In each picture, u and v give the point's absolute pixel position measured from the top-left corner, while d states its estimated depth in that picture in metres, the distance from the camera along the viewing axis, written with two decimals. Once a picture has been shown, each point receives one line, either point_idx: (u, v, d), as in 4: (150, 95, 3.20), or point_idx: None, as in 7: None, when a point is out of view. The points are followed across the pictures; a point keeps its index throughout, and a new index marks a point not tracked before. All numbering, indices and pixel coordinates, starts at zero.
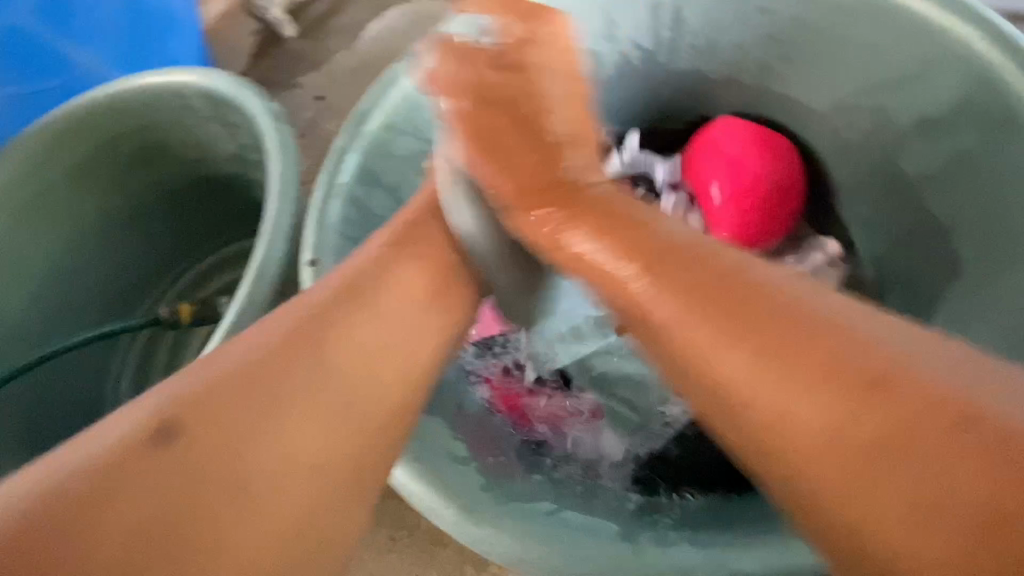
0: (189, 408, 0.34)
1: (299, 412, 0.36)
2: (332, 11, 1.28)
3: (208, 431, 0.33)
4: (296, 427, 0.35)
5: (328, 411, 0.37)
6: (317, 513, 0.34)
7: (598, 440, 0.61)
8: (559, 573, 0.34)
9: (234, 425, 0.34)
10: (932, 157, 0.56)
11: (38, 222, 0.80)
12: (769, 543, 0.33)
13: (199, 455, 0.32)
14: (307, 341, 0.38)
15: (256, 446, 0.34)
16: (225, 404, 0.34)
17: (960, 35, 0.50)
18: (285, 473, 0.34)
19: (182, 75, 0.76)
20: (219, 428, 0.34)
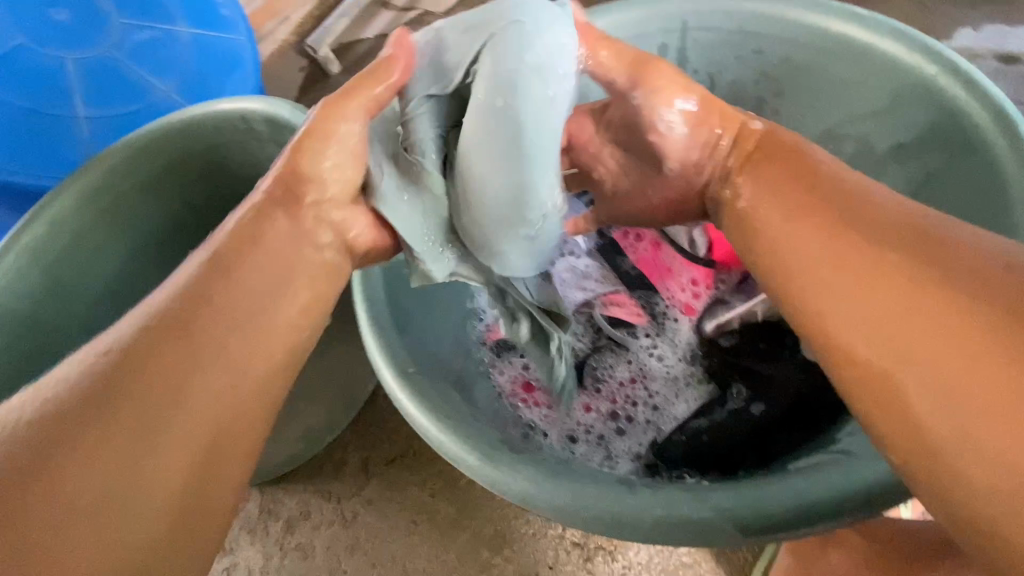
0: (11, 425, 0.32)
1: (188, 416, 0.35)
2: (375, 50, 1.42)
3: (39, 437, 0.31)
4: (188, 422, 0.35)
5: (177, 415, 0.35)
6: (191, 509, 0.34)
7: (605, 431, 0.67)
8: (567, 509, 0.40)
9: (72, 418, 0.32)
10: (907, 178, 0.64)
11: (113, 225, 0.92)
12: (746, 487, 0.39)
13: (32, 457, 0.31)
14: (159, 329, 0.36)
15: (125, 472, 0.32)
16: (74, 401, 0.33)
17: (929, 72, 0.59)
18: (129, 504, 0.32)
19: (247, 102, 0.87)
20: (62, 420, 0.32)
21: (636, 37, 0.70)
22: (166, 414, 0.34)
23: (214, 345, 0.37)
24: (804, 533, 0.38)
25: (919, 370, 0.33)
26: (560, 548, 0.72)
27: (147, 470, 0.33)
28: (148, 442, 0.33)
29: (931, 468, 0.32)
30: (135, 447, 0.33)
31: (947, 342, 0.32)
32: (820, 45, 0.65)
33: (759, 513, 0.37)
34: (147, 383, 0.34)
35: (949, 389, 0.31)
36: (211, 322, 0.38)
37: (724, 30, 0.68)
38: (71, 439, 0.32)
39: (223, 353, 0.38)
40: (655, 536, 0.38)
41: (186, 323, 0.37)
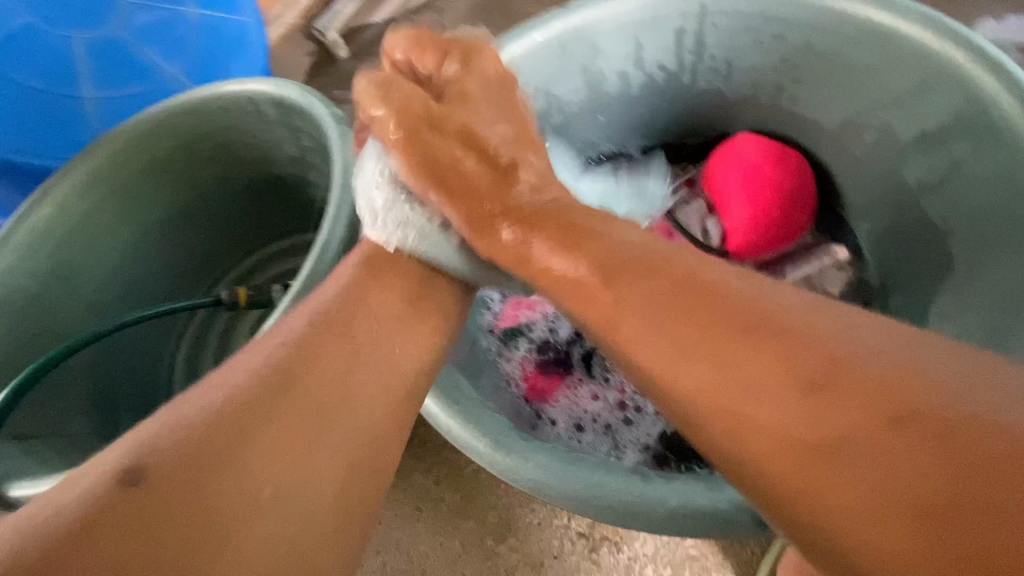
0: (156, 453, 0.37)
1: (308, 438, 0.42)
2: (382, 34, 1.40)
3: (183, 458, 0.37)
4: (319, 448, 0.41)
5: (314, 427, 0.42)
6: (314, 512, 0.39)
7: (614, 421, 0.67)
8: (579, 497, 0.39)
9: (208, 446, 0.38)
10: (929, 168, 0.62)
11: (120, 207, 0.91)
12: (762, 479, 0.38)
13: (178, 474, 0.36)
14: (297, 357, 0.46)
15: (254, 480, 0.38)
16: (205, 435, 0.38)
17: (954, 60, 0.56)
18: (268, 510, 0.37)
19: (255, 83, 0.85)
20: (198, 451, 0.37)
21: (653, 20, 0.69)
22: (293, 441, 0.41)
23: (337, 358, 0.48)
24: None
25: (838, 511, 0.32)
26: (565, 537, 0.71)
27: (278, 481, 0.38)
28: (276, 453, 0.39)
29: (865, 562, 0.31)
30: (263, 463, 0.39)
31: (867, 479, 0.32)
32: (841, 30, 0.63)
33: (776, 506, 0.37)
34: (281, 407, 0.42)
35: (873, 510, 0.31)
36: (339, 342, 0.49)
37: (744, 13, 0.66)
38: (207, 458, 0.37)
39: (342, 381, 0.46)
40: (668, 527, 0.38)
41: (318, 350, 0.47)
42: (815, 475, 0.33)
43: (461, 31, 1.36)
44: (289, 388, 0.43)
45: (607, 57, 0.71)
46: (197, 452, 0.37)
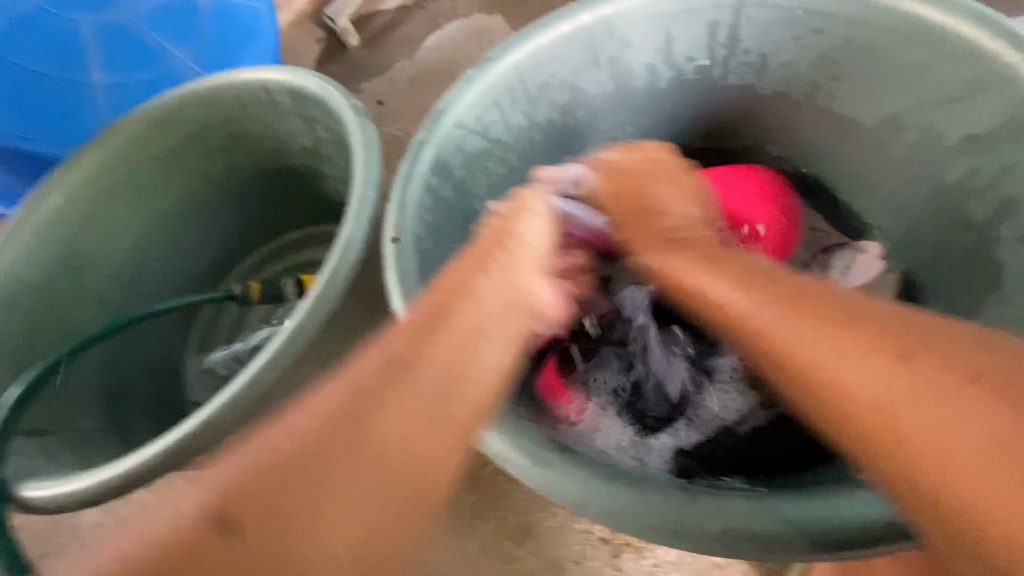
0: (228, 488, 0.39)
1: (363, 452, 0.41)
2: (393, 24, 1.38)
3: (241, 496, 0.38)
4: (365, 469, 0.40)
5: (377, 467, 0.41)
6: (378, 521, 0.40)
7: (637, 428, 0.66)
8: (624, 516, 0.38)
9: (267, 483, 0.39)
10: (978, 170, 0.60)
11: (133, 197, 0.89)
12: (816, 499, 0.37)
13: (291, 486, 0.39)
14: (353, 399, 0.42)
15: (310, 495, 0.39)
16: (255, 470, 0.39)
17: (1010, 58, 0.54)
18: (314, 514, 0.39)
19: (271, 72, 0.83)
20: (287, 468, 0.39)
21: (686, 12, 0.66)
22: (360, 467, 0.40)
23: (408, 422, 0.43)
24: (877, 551, 0.36)
25: (932, 447, 0.33)
26: (587, 543, 0.70)
27: (299, 523, 0.38)
28: (377, 445, 0.41)
29: (956, 526, 0.31)
30: (331, 505, 0.39)
31: (943, 407, 0.33)
32: (886, 25, 0.60)
33: (831, 528, 0.36)
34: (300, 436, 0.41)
35: (979, 450, 0.31)
36: (458, 363, 0.46)
37: (781, 7, 0.64)
38: (292, 477, 0.39)
39: (388, 415, 0.42)
40: (720, 548, 0.36)
41: (378, 389, 0.43)
42: (890, 416, 0.35)
43: (474, 19, 1.34)
44: (365, 415, 0.42)
45: (637, 50, 0.69)
46: (295, 468, 0.39)
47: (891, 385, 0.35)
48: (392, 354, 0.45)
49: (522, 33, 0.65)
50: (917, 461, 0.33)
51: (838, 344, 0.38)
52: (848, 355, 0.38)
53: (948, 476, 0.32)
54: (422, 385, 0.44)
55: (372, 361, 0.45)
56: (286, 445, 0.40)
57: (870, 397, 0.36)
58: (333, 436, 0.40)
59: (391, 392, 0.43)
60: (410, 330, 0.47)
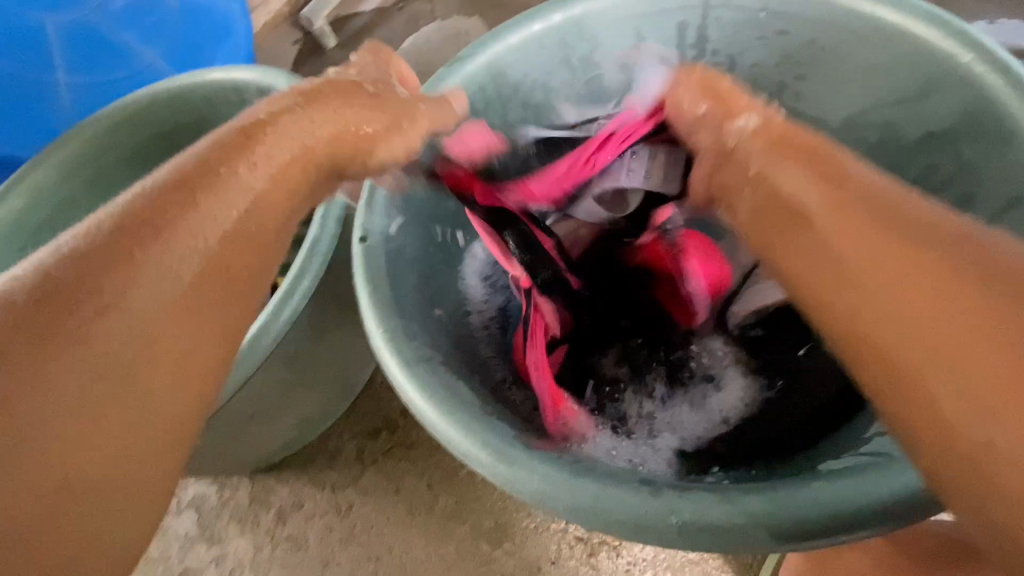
0: (16, 295, 0.33)
1: (150, 268, 0.36)
2: (372, 25, 1.37)
3: (30, 317, 0.32)
4: (155, 289, 0.36)
5: (187, 315, 0.36)
6: (178, 396, 0.35)
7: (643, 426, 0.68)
8: (586, 510, 0.38)
9: (34, 328, 0.32)
10: (937, 166, 0.61)
11: (99, 199, 0.87)
12: (778, 490, 0.36)
13: (57, 303, 0.33)
14: (129, 221, 0.37)
15: (68, 357, 0.32)
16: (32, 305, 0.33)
17: (963, 59, 0.56)
18: (82, 381, 0.32)
19: (240, 71, 0.82)
20: (50, 299, 0.33)
21: (654, 13, 0.67)
22: (174, 317, 0.36)
23: (177, 241, 0.37)
24: (839, 541, 0.35)
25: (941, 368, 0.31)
26: (563, 542, 0.70)
27: (106, 387, 0.32)
28: (169, 295, 0.36)
29: (970, 479, 0.30)
30: (114, 310, 0.34)
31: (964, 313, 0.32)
32: (847, 26, 0.62)
33: (793, 519, 0.35)
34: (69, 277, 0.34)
35: (982, 377, 0.30)
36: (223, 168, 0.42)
37: (747, 8, 0.65)
38: (64, 307, 0.33)
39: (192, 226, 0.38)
40: (681, 542, 0.36)
41: (157, 217, 0.38)
42: (893, 336, 0.34)
43: (453, 21, 1.33)
44: (151, 223, 0.37)
45: (607, 50, 0.70)
46: (71, 293, 0.34)
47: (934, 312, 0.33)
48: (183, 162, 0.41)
49: (491, 34, 0.66)
50: (908, 382, 0.32)
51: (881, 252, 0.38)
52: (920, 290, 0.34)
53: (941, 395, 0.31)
54: (211, 199, 0.40)
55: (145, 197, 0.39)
56: (54, 267, 0.34)
57: (884, 314, 0.35)
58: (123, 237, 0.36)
59: (173, 210, 0.38)
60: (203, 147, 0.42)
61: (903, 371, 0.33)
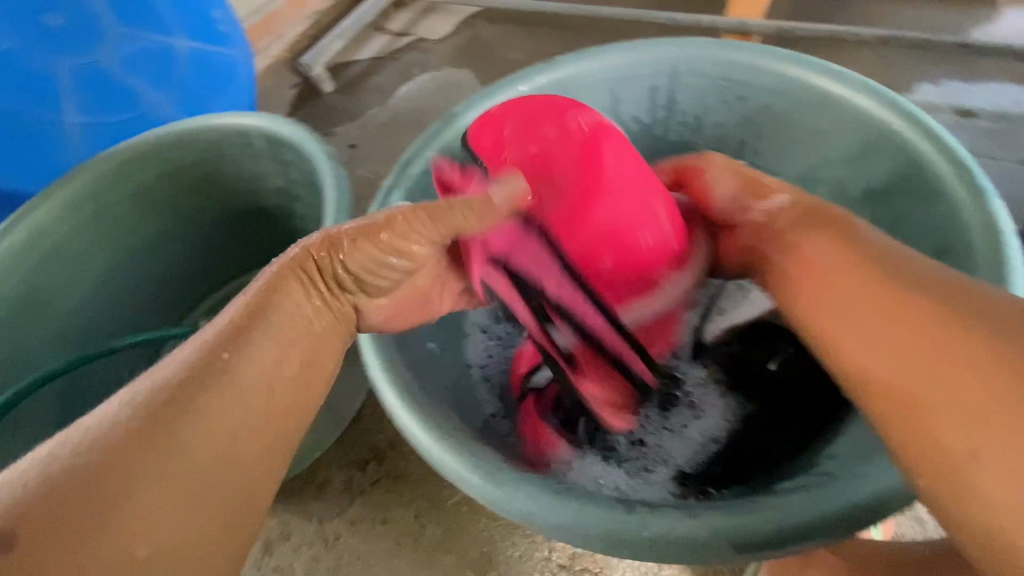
0: (45, 486, 0.33)
1: (178, 447, 0.37)
2: (368, 73, 1.46)
3: (67, 491, 0.33)
4: (165, 469, 0.36)
5: (190, 472, 0.37)
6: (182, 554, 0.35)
7: (639, 445, 0.68)
8: (566, 528, 0.42)
9: (96, 478, 0.34)
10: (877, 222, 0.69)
11: (101, 234, 0.90)
12: (737, 507, 0.41)
13: (73, 492, 0.33)
14: (180, 386, 0.39)
15: (123, 502, 0.34)
16: (81, 467, 0.34)
17: (896, 125, 0.64)
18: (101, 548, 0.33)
19: (247, 117, 0.88)
20: (85, 480, 0.34)
21: (628, 78, 0.75)
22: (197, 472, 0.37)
23: (215, 403, 0.39)
24: (793, 552, 0.40)
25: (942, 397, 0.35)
26: (546, 570, 0.72)
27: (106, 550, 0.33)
28: (183, 457, 0.37)
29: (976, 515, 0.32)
30: (147, 485, 0.35)
31: (953, 358, 0.35)
32: (796, 95, 0.71)
33: (751, 533, 0.39)
34: (105, 449, 0.35)
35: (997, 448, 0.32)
36: (260, 341, 0.43)
37: (710, 77, 0.74)
38: (93, 480, 0.34)
39: (234, 401, 0.40)
40: (652, 553, 0.40)
41: (193, 385, 0.39)
42: (904, 388, 0.37)
43: (445, 71, 1.43)
44: (192, 397, 0.39)
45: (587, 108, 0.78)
46: (105, 463, 0.35)
47: (973, 389, 0.34)
48: (229, 332, 0.43)
49: (481, 93, 0.73)
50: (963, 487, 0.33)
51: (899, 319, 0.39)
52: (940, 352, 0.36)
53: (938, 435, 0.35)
54: (258, 360, 0.42)
55: (191, 353, 0.41)
56: (92, 441, 0.36)
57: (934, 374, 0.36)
58: (154, 419, 0.37)
59: (204, 382, 0.40)
60: (244, 305, 0.44)
61: (908, 392, 0.36)
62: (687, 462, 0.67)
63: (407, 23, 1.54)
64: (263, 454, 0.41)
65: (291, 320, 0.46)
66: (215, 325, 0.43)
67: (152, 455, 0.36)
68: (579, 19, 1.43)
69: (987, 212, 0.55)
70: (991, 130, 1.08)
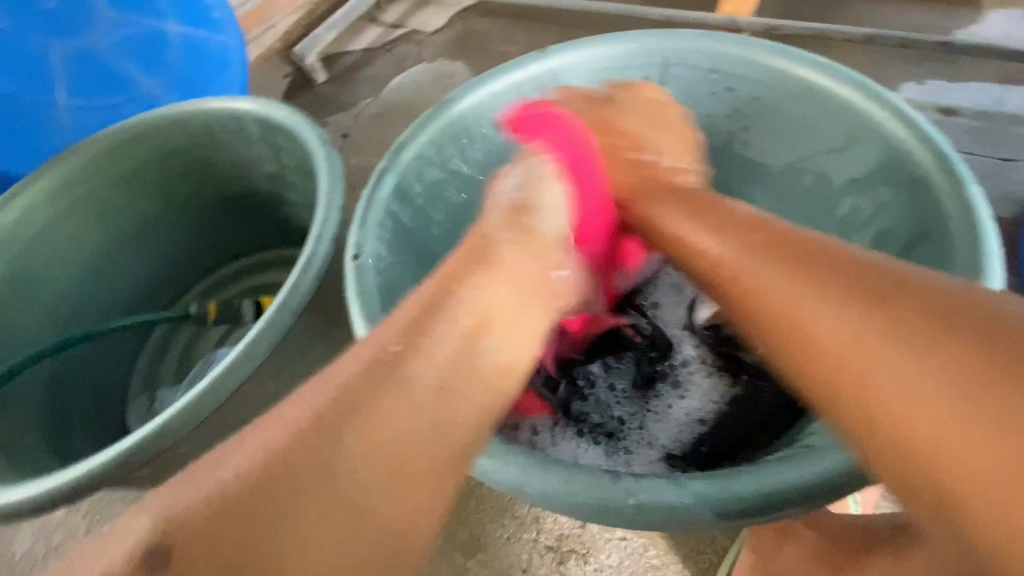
0: (197, 518, 0.33)
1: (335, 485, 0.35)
2: (361, 64, 1.46)
3: (216, 530, 0.32)
4: (326, 505, 0.34)
5: (346, 510, 0.35)
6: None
7: (624, 425, 0.73)
8: (554, 496, 0.42)
9: (244, 516, 0.33)
10: (861, 210, 0.71)
11: (90, 217, 0.90)
12: (720, 475, 0.42)
13: (221, 533, 0.32)
14: (334, 410, 0.37)
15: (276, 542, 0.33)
16: (231, 502, 0.33)
17: (879, 116, 0.66)
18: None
19: (240, 101, 0.87)
20: (236, 514, 0.33)
21: (620, 68, 0.77)
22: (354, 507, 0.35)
23: (380, 429, 0.38)
24: (773, 518, 0.41)
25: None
26: (534, 551, 0.73)
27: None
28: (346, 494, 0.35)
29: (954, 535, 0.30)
30: (299, 521, 0.33)
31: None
32: (783, 86, 0.72)
33: (733, 499, 0.41)
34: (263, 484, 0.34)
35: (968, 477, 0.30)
36: (420, 377, 0.41)
37: (700, 68, 0.75)
38: (246, 518, 0.33)
39: (387, 425, 0.38)
40: (636, 520, 0.41)
41: (347, 414, 0.37)
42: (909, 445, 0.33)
43: (438, 63, 1.43)
44: (339, 429, 0.37)
45: None
46: (249, 500, 0.33)
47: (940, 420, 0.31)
48: (376, 362, 0.40)
49: (475, 79, 0.73)
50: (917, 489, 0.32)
51: (908, 343, 0.34)
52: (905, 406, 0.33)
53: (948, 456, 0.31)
54: (407, 401, 0.39)
55: (349, 372, 0.40)
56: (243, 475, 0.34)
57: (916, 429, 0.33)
58: (310, 442, 0.36)
59: (362, 408, 0.38)
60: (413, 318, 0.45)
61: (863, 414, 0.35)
62: (674, 440, 0.71)
63: (401, 14, 1.54)
64: (420, 496, 0.38)
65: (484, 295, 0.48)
66: (385, 345, 0.42)
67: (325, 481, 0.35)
68: (573, 15, 1.44)
69: (964, 200, 0.57)
70: (973, 127, 1.11)
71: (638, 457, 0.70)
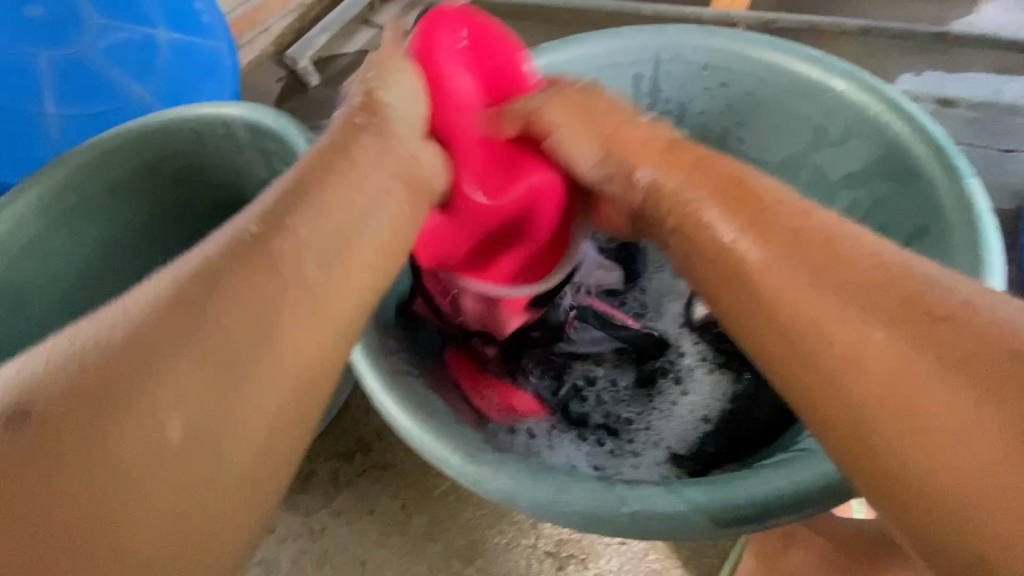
0: (45, 393, 0.29)
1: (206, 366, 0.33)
2: (354, 67, 1.45)
3: (66, 405, 0.29)
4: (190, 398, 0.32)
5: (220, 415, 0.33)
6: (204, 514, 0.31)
7: (625, 426, 0.72)
8: (547, 505, 0.42)
9: (102, 397, 0.30)
10: (857, 205, 0.70)
11: (80, 226, 0.89)
12: (715, 482, 0.41)
13: (65, 422, 0.29)
14: (202, 282, 0.35)
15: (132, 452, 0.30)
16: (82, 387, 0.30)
17: (875, 109, 0.65)
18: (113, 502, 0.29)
19: (228, 107, 0.86)
20: (85, 394, 0.30)
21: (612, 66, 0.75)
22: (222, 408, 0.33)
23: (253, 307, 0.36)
24: (771, 525, 0.40)
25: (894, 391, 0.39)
26: (533, 557, 0.72)
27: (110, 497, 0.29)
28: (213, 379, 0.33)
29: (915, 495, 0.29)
30: (170, 413, 0.31)
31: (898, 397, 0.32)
32: (777, 81, 0.71)
33: (729, 507, 0.40)
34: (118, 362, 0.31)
35: (978, 476, 0.27)
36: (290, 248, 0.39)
37: (693, 64, 0.74)
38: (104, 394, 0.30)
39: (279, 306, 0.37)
40: (630, 530, 0.40)
41: (213, 283, 0.35)
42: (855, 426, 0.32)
43: None
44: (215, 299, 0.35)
45: None
46: (86, 393, 0.30)
47: (884, 399, 0.31)
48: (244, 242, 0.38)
49: None
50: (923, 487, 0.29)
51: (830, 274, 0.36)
52: (905, 387, 0.30)
53: (945, 444, 0.28)
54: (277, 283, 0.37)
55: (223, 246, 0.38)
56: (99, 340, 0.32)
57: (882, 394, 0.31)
58: (178, 317, 0.33)
59: (244, 282, 0.36)
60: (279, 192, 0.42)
61: (827, 383, 0.33)
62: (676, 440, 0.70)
63: (394, 16, 1.53)
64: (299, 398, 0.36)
65: (348, 206, 0.44)
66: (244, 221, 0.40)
67: (161, 383, 0.31)
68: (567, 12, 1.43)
69: (962, 194, 0.56)
70: (971, 118, 1.09)
71: (640, 459, 0.68)
